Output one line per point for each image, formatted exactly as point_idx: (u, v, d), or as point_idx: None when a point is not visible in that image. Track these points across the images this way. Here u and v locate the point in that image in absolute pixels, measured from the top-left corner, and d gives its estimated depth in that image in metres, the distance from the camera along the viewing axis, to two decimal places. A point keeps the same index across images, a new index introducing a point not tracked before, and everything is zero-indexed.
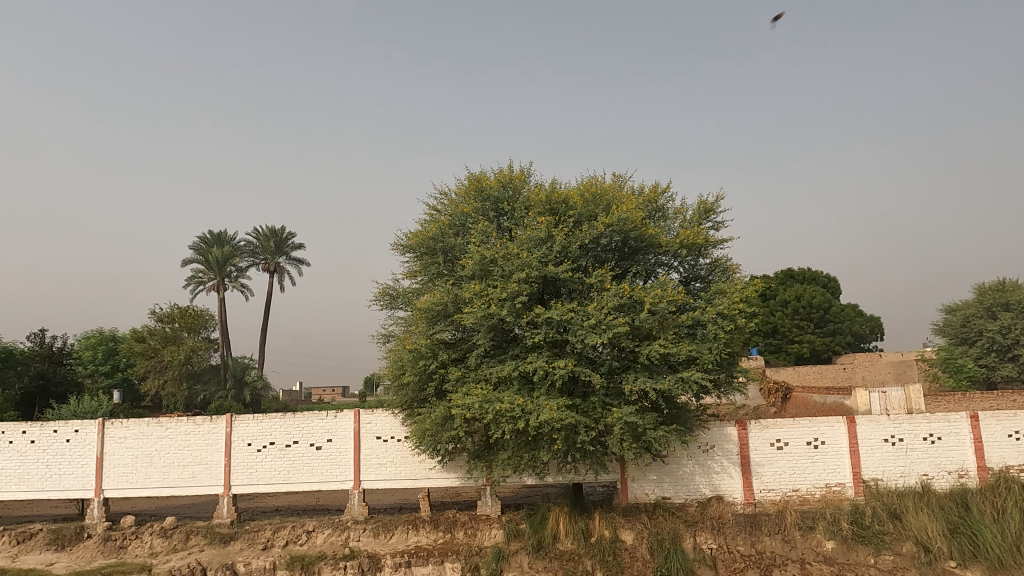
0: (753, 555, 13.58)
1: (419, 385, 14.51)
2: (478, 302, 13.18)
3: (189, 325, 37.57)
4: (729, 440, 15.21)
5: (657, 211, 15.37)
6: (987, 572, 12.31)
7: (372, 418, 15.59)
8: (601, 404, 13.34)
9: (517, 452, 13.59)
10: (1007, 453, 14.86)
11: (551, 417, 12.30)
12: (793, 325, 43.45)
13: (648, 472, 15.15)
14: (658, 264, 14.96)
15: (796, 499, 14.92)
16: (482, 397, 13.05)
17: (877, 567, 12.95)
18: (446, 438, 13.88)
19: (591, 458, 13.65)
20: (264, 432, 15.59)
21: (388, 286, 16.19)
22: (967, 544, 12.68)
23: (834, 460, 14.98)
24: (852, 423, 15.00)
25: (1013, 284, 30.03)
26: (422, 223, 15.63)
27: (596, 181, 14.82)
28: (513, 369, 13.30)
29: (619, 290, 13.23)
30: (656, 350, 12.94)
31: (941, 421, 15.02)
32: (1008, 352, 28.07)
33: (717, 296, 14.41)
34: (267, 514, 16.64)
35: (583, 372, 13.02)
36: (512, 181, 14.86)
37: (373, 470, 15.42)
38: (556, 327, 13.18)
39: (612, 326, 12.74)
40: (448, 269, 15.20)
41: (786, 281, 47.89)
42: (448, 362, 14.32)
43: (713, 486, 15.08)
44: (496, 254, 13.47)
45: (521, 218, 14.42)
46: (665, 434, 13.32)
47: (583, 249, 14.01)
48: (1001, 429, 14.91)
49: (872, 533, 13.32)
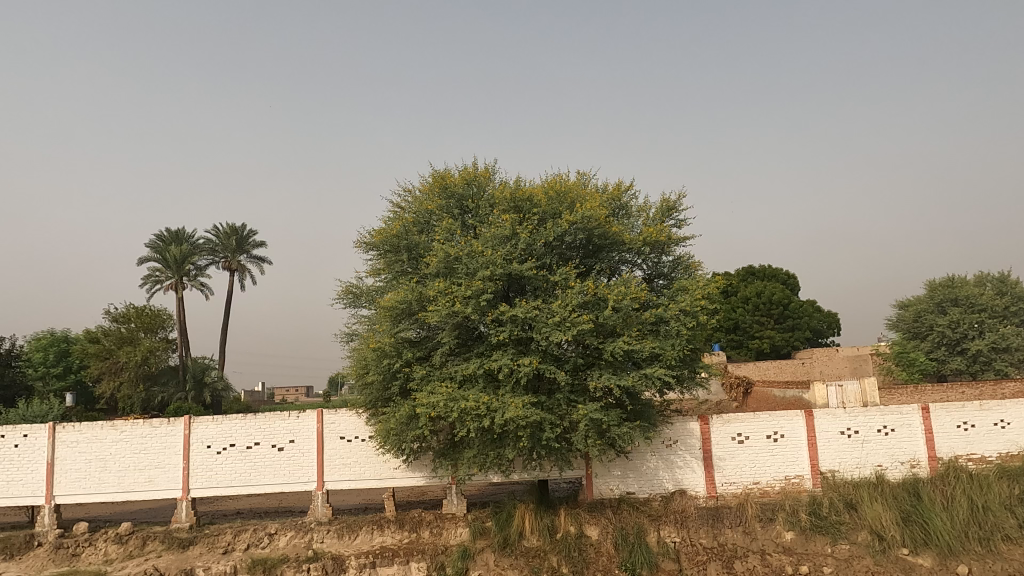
0: (715, 547, 13.79)
1: (384, 384, 14.38)
2: (443, 300, 13.11)
3: (146, 325, 36.67)
4: (692, 435, 15.43)
5: (621, 209, 15.49)
6: (938, 558, 12.64)
7: (336, 418, 15.43)
8: (566, 401, 13.40)
9: (483, 450, 13.55)
10: (955, 442, 15.50)
11: (516, 415, 12.32)
12: (754, 320, 44.39)
13: (612, 467, 15.31)
14: (622, 261, 15.10)
15: (756, 492, 15.24)
16: (447, 395, 12.99)
17: (833, 556, 13.23)
18: (411, 437, 13.80)
19: (556, 455, 13.72)
20: (224, 433, 15.25)
21: (351, 284, 15.91)
22: (919, 532, 13.01)
23: (793, 452, 15.33)
24: (810, 415, 15.37)
25: (961, 281, 30.99)
26: (386, 221, 15.43)
27: (561, 178, 14.90)
28: (478, 367, 13.28)
29: (583, 287, 13.30)
30: (621, 347, 13.04)
31: (895, 413, 15.50)
32: (957, 346, 29.12)
33: (679, 292, 14.58)
34: (228, 517, 16.32)
35: (548, 369, 13.06)
36: (477, 178, 14.80)
37: (336, 470, 15.24)
38: (521, 324, 13.21)
39: (577, 323, 12.82)
40: (412, 267, 15.03)
41: (748, 277, 48.82)
42: (413, 361, 14.22)
43: (676, 480, 15.30)
44: (460, 251, 13.42)
45: (486, 216, 14.42)
46: (629, 431, 13.44)
47: (547, 246, 14.07)
48: (950, 420, 15.53)
49: (829, 523, 13.62)
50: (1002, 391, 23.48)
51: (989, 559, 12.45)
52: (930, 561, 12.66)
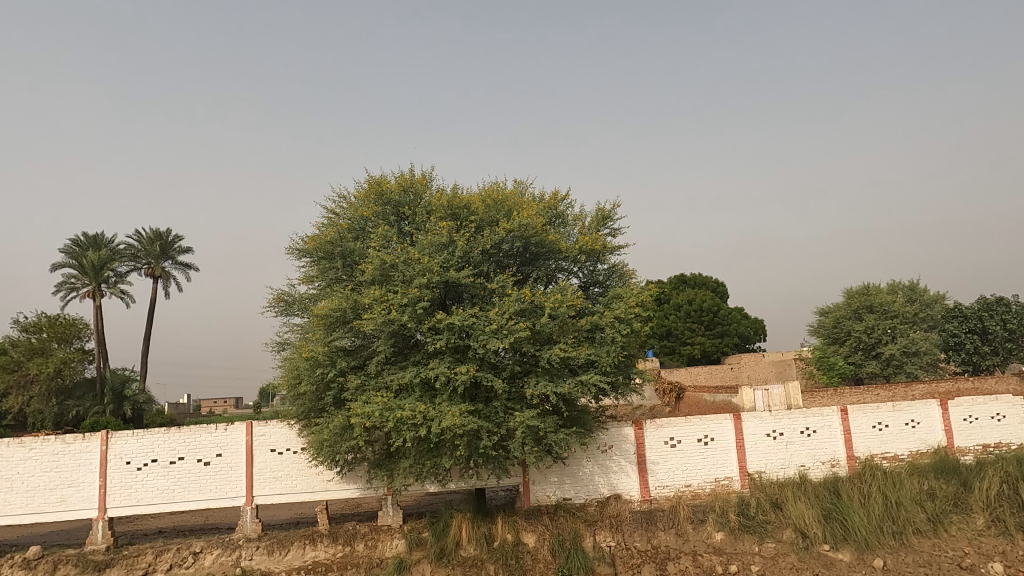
0: (649, 550, 14.02)
1: (317, 394, 14.04)
2: (379, 308, 12.91)
3: (60, 335, 34.69)
4: (626, 440, 15.70)
5: (558, 217, 15.68)
6: (856, 552, 13.18)
7: (266, 430, 14.93)
8: (503, 408, 13.41)
9: (419, 459, 13.37)
10: (871, 442, 16.39)
11: (453, 423, 12.23)
12: (686, 327, 45.68)
13: (549, 474, 15.41)
14: (559, 269, 15.27)
15: (688, 494, 15.63)
16: (383, 404, 12.77)
17: (760, 554, 13.65)
18: (345, 448, 13.49)
19: (493, 463, 13.70)
20: (145, 449, 14.51)
21: (283, 291, 15.43)
22: (838, 528, 13.57)
23: (722, 455, 15.83)
24: (738, 419, 15.94)
25: (876, 289, 32.74)
26: (320, 227, 15.09)
27: (498, 186, 14.95)
28: (414, 376, 13.14)
29: (520, 295, 13.37)
30: (558, 354, 13.15)
31: (816, 415, 16.25)
32: (872, 350, 30.78)
33: (614, 300, 14.85)
34: (149, 536, 15.54)
35: (485, 377, 13.04)
36: (414, 185, 14.69)
37: (266, 484, 14.74)
38: (458, 332, 13.15)
39: (514, 331, 12.86)
40: (347, 274, 14.75)
41: (680, 285, 50.26)
42: (347, 370, 13.94)
43: (611, 485, 15.52)
44: (396, 259, 13.26)
45: (422, 223, 14.32)
46: (565, 437, 13.55)
47: (485, 254, 14.10)
48: (867, 420, 16.41)
49: (756, 522, 14.10)
50: (912, 393, 24.95)
51: (903, 552, 13.08)
52: (849, 555, 13.18)
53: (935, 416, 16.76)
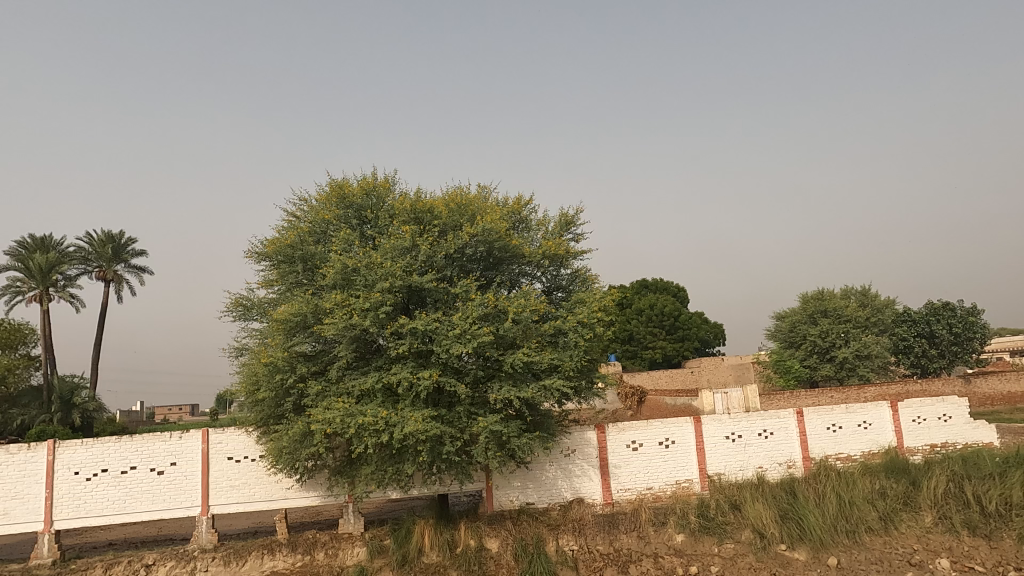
0: (611, 553, 14.09)
1: (276, 401, 13.78)
2: (340, 312, 12.74)
3: (4, 340, 33.30)
4: (589, 444, 15.79)
5: (521, 222, 15.72)
6: (811, 551, 13.49)
7: (222, 438, 14.58)
8: (467, 413, 13.35)
9: (381, 466, 13.22)
10: (825, 443, 16.85)
11: (416, 429, 12.12)
12: (647, 331, 46.24)
13: (512, 479, 15.41)
14: (522, 274, 15.30)
15: (649, 497, 15.80)
16: (344, 410, 12.60)
17: (720, 554, 13.86)
18: (305, 455, 13.26)
19: (456, 468, 13.62)
20: (95, 458, 14.01)
21: (241, 295, 15.07)
22: (795, 528, 13.86)
23: (683, 458, 16.05)
24: (698, 422, 16.20)
25: (830, 294, 33.57)
26: (280, 231, 14.82)
27: (462, 191, 14.91)
28: (376, 381, 12.99)
29: (484, 300, 13.36)
30: (521, 359, 13.17)
31: (774, 417, 16.61)
32: (826, 353, 31.63)
33: (577, 305, 14.95)
34: (99, 549, 15.01)
35: (448, 383, 12.98)
36: (376, 188, 14.55)
37: (223, 493, 14.40)
38: (421, 337, 13.06)
39: (478, 335, 12.82)
40: (308, 278, 14.52)
41: (642, 290, 50.90)
42: (307, 376, 13.71)
43: (574, 489, 15.59)
44: (358, 263, 13.10)
45: (385, 227, 14.19)
46: (528, 442, 13.56)
47: (448, 259, 14.05)
48: (821, 422, 16.87)
49: (715, 524, 14.31)
50: (864, 395, 25.68)
51: (855, 550, 13.43)
52: (804, 554, 13.51)
53: (885, 418, 17.29)
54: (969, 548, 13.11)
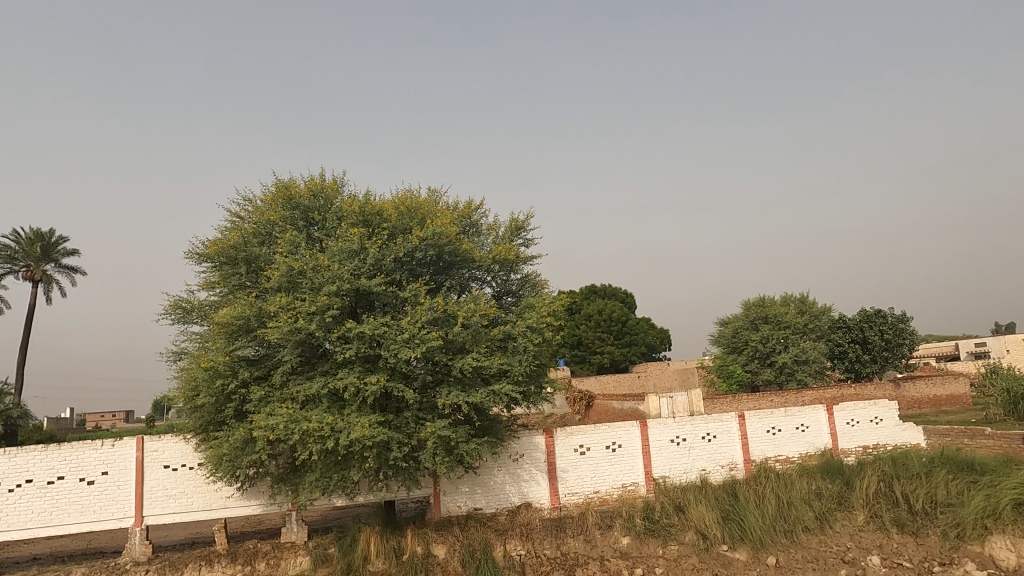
0: (558, 557, 14.14)
1: (216, 407, 13.34)
2: (285, 316, 12.44)
3: None
4: (537, 448, 15.84)
5: (472, 226, 15.71)
6: (751, 551, 13.84)
7: (158, 445, 14.04)
8: (414, 419, 13.21)
9: (326, 472, 12.95)
10: (765, 446, 17.39)
11: (362, 435, 11.93)
12: (596, 336, 46.78)
13: (460, 484, 15.32)
14: (472, 278, 15.27)
15: (596, 500, 15.96)
16: (288, 416, 12.29)
17: (664, 556, 14.08)
18: (246, 462, 12.88)
19: (403, 474, 13.45)
20: (18, 468, 13.25)
21: (180, 298, 14.51)
22: (736, 529, 14.19)
23: (629, 461, 16.29)
24: (644, 425, 16.46)
25: (770, 300, 34.72)
26: (223, 231, 14.38)
27: (412, 194, 14.81)
28: (322, 386, 12.73)
29: (433, 304, 13.27)
30: (470, 364, 13.12)
31: (716, 421, 17.06)
32: (767, 358, 32.64)
33: (527, 310, 15.02)
34: (21, 564, 14.20)
35: (395, 388, 12.83)
36: (324, 190, 14.31)
37: (159, 504, 13.87)
38: (369, 342, 12.86)
39: (427, 340, 12.71)
40: (252, 280, 14.13)
41: (591, 296, 51.55)
42: (250, 381, 13.33)
43: (522, 494, 15.61)
44: (304, 265, 12.82)
45: (333, 229, 13.95)
46: (476, 447, 13.51)
47: (397, 262, 13.91)
48: (762, 425, 17.41)
49: (660, 526, 14.54)
50: (802, 399, 26.57)
51: (793, 549, 13.85)
52: (745, 554, 13.84)
53: (822, 421, 17.95)
54: (897, 545, 13.66)
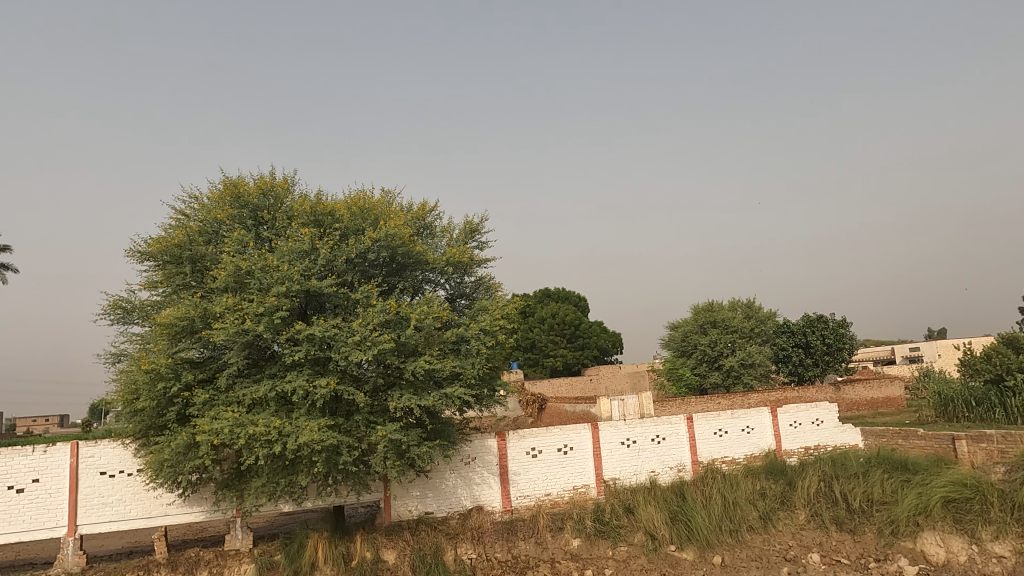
0: (509, 560, 14.15)
1: (157, 411, 12.88)
2: (231, 317, 12.12)
3: None
4: (489, 451, 15.82)
5: (426, 228, 15.61)
6: (698, 551, 14.13)
7: (94, 451, 13.46)
8: (365, 422, 13.03)
9: (273, 478, 12.65)
10: (712, 447, 17.79)
11: (311, 439, 11.70)
12: (549, 340, 47.05)
13: (411, 488, 15.18)
14: (425, 280, 15.16)
15: (547, 503, 16.04)
16: (233, 420, 11.96)
17: (614, 557, 14.24)
18: (189, 468, 12.47)
19: (353, 479, 13.26)
20: None
21: (120, 297, 13.97)
22: (683, 529, 14.45)
23: (580, 464, 16.43)
24: (596, 428, 16.63)
25: (718, 305, 35.53)
26: (166, 229, 13.91)
27: (365, 194, 14.64)
28: (269, 390, 12.44)
29: (385, 306, 13.12)
30: (422, 366, 13.01)
31: (666, 423, 17.37)
32: (715, 362, 33.36)
33: (480, 312, 14.99)
34: None
35: (346, 391, 12.63)
36: (274, 188, 14.00)
37: (95, 512, 13.32)
38: (319, 344, 12.63)
39: (378, 343, 12.56)
40: (197, 280, 13.71)
41: (544, 299, 51.88)
42: (193, 384, 12.92)
43: (473, 497, 15.56)
44: (252, 265, 12.52)
45: (282, 228, 13.67)
46: (428, 450, 13.41)
47: (349, 263, 13.72)
48: (709, 427, 17.81)
49: (610, 527, 14.72)
50: (748, 401, 27.27)
51: (738, 548, 14.18)
52: (692, 554, 14.11)
53: (766, 423, 18.47)
54: (836, 542, 14.12)
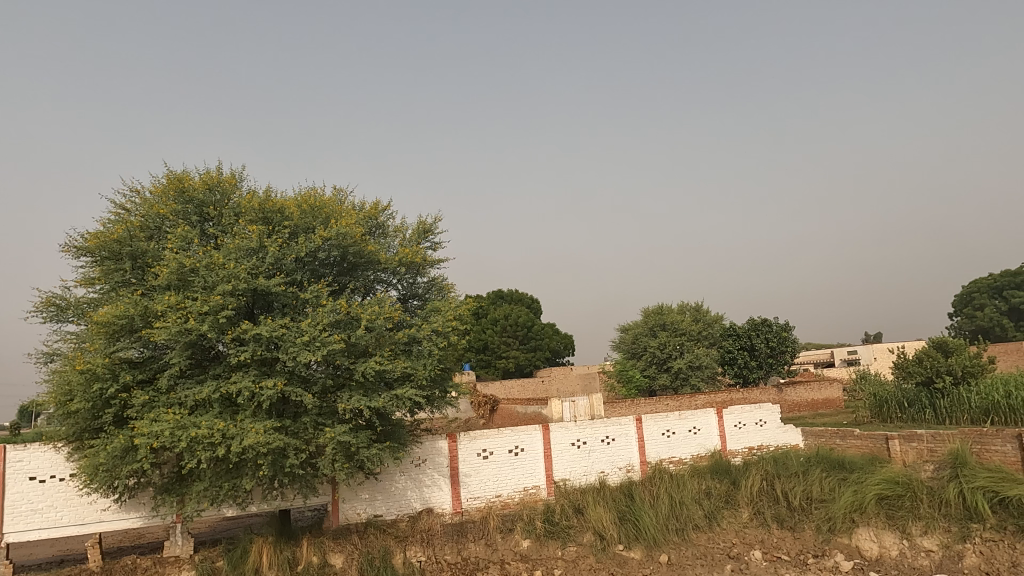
0: (459, 562, 14.09)
1: (92, 413, 12.35)
2: (174, 316, 11.72)
3: None
4: (440, 453, 15.73)
5: (378, 228, 15.46)
6: (645, 550, 14.33)
7: (23, 455, 12.82)
8: (313, 424, 12.78)
9: (216, 482, 12.27)
10: (660, 448, 18.13)
11: (256, 441, 11.41)
12: (502, 341, 47.11)
13: (360, 491, 14.97)
14: (377, 281, 15.00)
15: (498, 504, 16.05)
16: (174, 422, 11.57)
17: (563, 557, 14.31)
18: (126, 472, 12.00)
19: (300, 482, 12.99)
20: None
21: (54, 294, 13.34)
22: (631, 529, 14.66)
23: (531, 464, 16.50)
24: (547, 429, 16.74)
25: (668, 308, 36.23)
26: (105, 223, 13.35)
27: (316, 192, 14.39)
28: (213, 391, 12.09)
29: (335, 306, 12.92)
30: (373, 367, 12.85)
31: (615, 424, 17.61)
32: (664, 364, 33.99)
33: (432, 314, 14.91)
34: None
35: (294, 392, 12.37)
36: (221, 184, 13.62)
37: (23, 519, 12.70)
38: (266, 344, 12.34)
39: (328, 343, 12.35)
40: (137, 277, 13.22)
41: (497, 301, 51.98)
42: (132, 385, 12.44)
43: (423, 499, 15.46)
44: (197, 262, 12.13)
45: (229, 225, 13.32)
46: (378, 452, 13.24)
47: (298, 262, 13.46)
48: (657, 428, 18.14)
49: (560, 528, 14.82)
50: (695, 402, 27.85)
51: (683, 547, 14.45)
52: (639, 553, 14.30)
53: (712, 424, 18.93)
54: (777, 539, 14.53)
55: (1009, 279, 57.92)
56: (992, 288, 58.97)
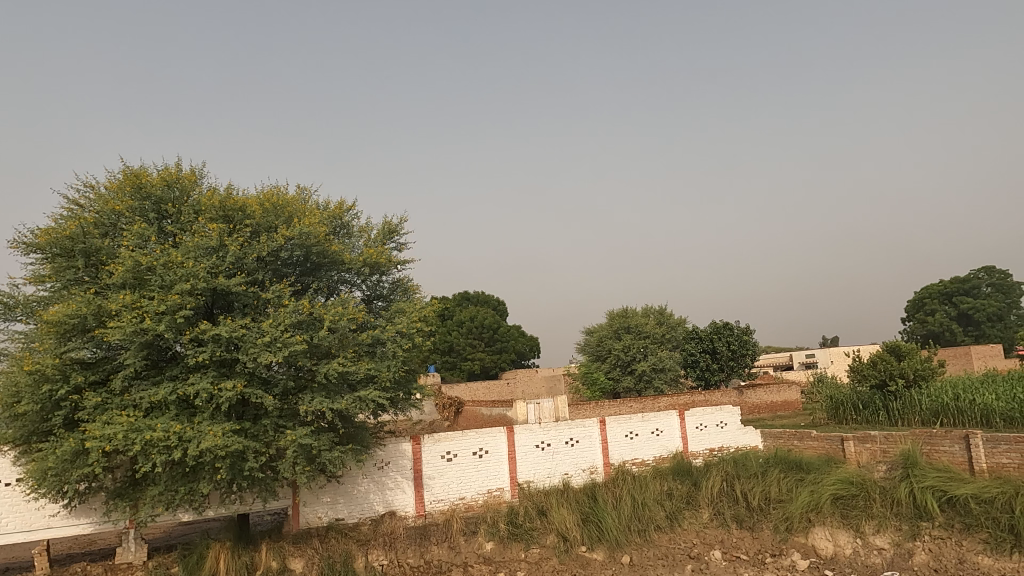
0: (421, 565, 13.98)
1: (41, 415, 11.91)
2: (129, 315, 11.38)
3: None
4: (403, 455, 15.59)
5: (342, 228, 15.27)
6: (608, 551, 14.40)
7: None
8: (274, 426, 12.56)
9: (171, 486, 11.94)
10: (623, 450, 18.29)
11: (214, 444, 11.15)
12: (467, 343, 46.99)
13: (322, 494, 14.76)
14: (341, 281, 14.82)
15: (461, 507, 16.00)
16: (128, 425, 11.24)
17: (526, 560, 14.28)
18: (77, 476, 11.61)
19: (259, 486, 12.75)
20: None
21: (2, 292, 12.83)
22: (594, 530, 14.75)
23: (495, 467, 16.49)
24: (511, 432, 16.73)
25: (632, 311, 36.56)
26: (57, 219, 12.91)
27: (278, 191, 14.14)
28: (170, 392, 11.77)
29: (298, 306, 12.71)
30: (336, 369, 12.67)
31: (580, 426, 17.72)
32: (628, 366, 34.27)
33: (397, 315, 14.77)
34: None
35: (253, 394, 12.13)
36: (180, 181, 13.30)
37: None
38: (225, 344, 12.09)
39: (289, 344, 12.15)
40: (91, 275, 12.82)
41: (463, 303, 51.96)
42: (83, 387, 12.05)
43: (386, 502, 15.32)
44: (153, 261, 11.80)
45: (188, 223, 13.01)
46: (340, 455, 13.05)
47: (259, 262, 13.20)
48: (621, 430, 18.31)
49: (523, 530, 14.84)
50: (658, 404, 28.16)
51: (645, 547, 14.56)
52: (602, 554, 14.37)
53: (674, 425, 19.16)
54: (736, 539, 14.74)
55: (959, 286, 60.05)
56: (944, 294, 60.92)
